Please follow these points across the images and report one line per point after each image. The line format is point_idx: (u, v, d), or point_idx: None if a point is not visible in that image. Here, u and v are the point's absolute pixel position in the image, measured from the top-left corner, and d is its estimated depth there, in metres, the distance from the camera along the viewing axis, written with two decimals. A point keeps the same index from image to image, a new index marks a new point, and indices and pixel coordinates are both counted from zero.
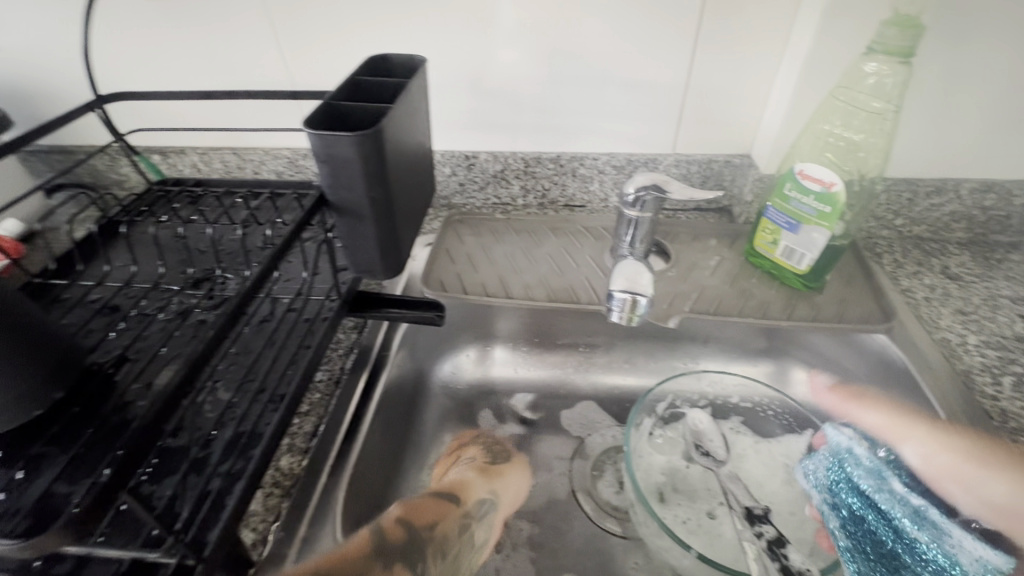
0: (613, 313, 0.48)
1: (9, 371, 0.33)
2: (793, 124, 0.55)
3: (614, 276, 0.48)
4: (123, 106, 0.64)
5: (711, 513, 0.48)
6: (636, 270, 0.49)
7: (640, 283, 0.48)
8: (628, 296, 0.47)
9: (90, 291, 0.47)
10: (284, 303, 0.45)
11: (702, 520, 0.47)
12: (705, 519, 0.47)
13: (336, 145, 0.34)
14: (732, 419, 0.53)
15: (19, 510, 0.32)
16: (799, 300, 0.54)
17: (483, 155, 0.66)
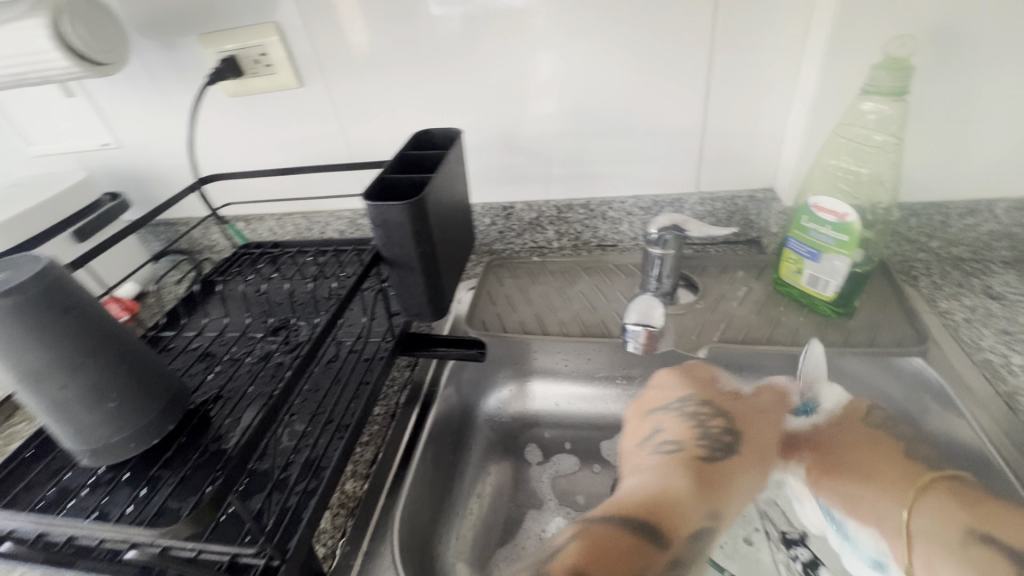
0: (628, 344, 0.51)
1: (137, 405, 0.42)
2: (809, 158, 0.58)
3: (627, 311, 0.51)
4: (216, 185, 0.77)
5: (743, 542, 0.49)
6: (650, 303, 0.52)
7: (653, 316, 0.51)
8: (642, 329, 0.51)
9: (192, 340, 0.56)
10: (348, 345, 0.52)
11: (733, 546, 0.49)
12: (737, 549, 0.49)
13: (388, 212, 0.41)
14: None
15: (142, 520, 0.39)
16: (829, 326, 0.55)
17: (518, 206, 0.73)
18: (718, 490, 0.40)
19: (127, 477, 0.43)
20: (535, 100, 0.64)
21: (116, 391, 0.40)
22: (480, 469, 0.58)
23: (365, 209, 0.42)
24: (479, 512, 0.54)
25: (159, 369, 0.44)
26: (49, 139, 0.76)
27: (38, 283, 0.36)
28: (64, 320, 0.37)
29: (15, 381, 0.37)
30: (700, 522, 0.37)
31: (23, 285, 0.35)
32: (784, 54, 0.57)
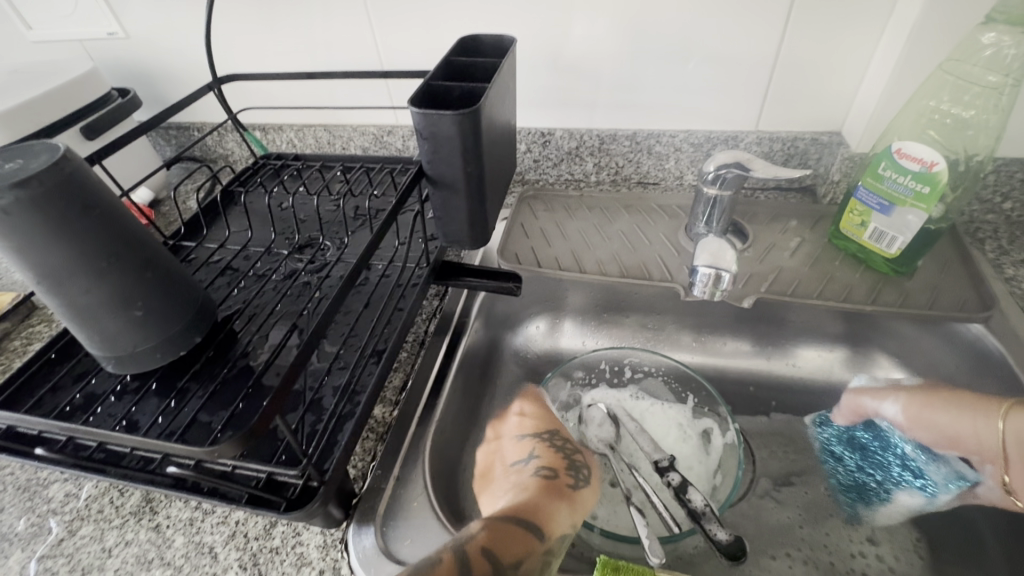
0: (695, 286, 0.49)
1: (163, 316, 0.40)
2: (897, 98, 0.53)
3: (697, 251, 0.49)
4: (232, 87, 0.71)
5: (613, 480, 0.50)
6: (720, 245, 0.49)
7: (724, 258, 0.48)
8: (712, 271, 0.48)
9: (214, 253, 0.54)
10: (379, 269, 0.49)
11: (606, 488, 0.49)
12: (608, 487, 0.49)
13: (439, 123, 0.36)
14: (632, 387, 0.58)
15: (174, 432, 0.39)
16: (886, 285, 0.52)
17: (558, 132, 0.67)
18: (572, 502, 0.41)
19: (155, 388, 0.42)
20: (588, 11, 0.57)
21: (143, 300, 0.38)
22: (503, 403, 0.57)
23: (411, 116, 0.37)
24: None
25: (185, 280, 0.42)
26: (50, 22, 0.70)
27: (52, 175, 0.32)
28: (85, 220, 0.34)
29: (35, 282, 0.34)
30: (564, 528, 0.38)
31: (38, 177, 0.31)
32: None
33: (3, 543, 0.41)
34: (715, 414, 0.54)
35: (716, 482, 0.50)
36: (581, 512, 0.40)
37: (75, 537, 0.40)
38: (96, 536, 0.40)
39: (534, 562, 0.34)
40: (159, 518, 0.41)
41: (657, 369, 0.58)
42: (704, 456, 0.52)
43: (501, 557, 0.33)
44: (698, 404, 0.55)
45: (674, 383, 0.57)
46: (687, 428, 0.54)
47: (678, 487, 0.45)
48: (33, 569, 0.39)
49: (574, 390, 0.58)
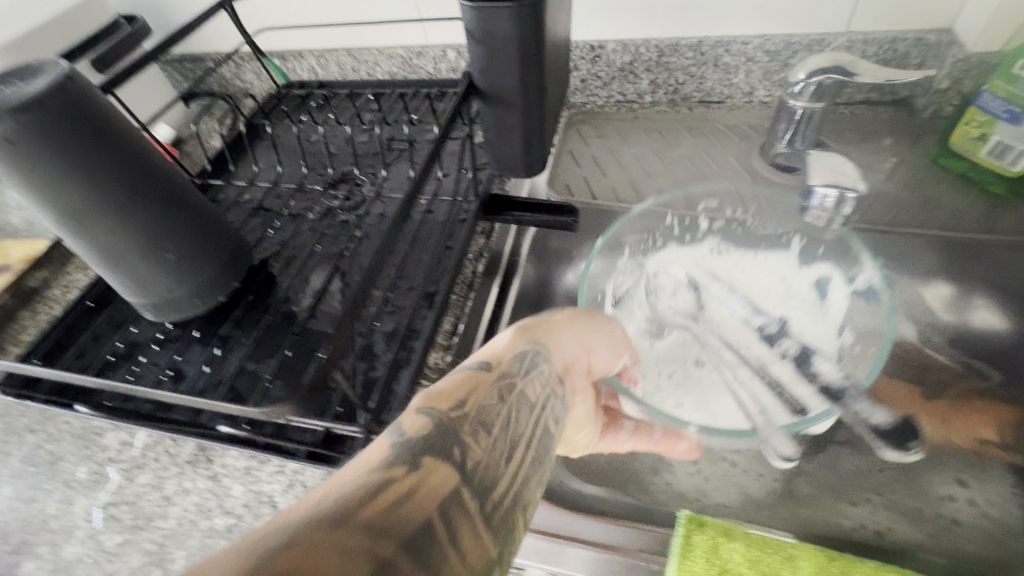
0: (810, 211, 0.45)
1: (196, 258, 0.36)
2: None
3: (811, 169, 0.44)
4: (245, 8, 0.64)
5: (698, 359, 0.43)
6: (836, 159, 0.44)
7: (845, 174, 0.43)
8: (832, 191, 0.43)
9: (244, 193, 0.50)
10: (422, 204, 0.45)
11: (690, 369, 0.42)
12: (691, 368, 0.42)
13: (495, 20, 0.30)
14: (712, 242, 0.48)
15: (221, 381, 0.37)
16: (1002, 209, 0.47)
17: (610, 45, 0.57)
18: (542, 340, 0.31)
19: (197, 335, 0.39)
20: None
21: (171, 242, 0.35)
22: None
23: (462, 16, 0.31)
24: None
25: (215, 220, 0.38)
26: None
27: (57, 99, 0.28)
28: (98, 152, 0.30)
29: (56, 224, 0.31)
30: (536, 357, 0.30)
31: (39, 101, 0.27)
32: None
33: (67, 490, 0.40)
34: (832, 256, 0.45)
35: (848, 340, 0.42)
36: (557, 334, 0.32)
37: (135, 486, 0.40)
38: (156, 483, 0.40)
39: (499, 387, 0.27)
40: (214, 466, 0.40)
41: (724, 245, 0.48)
42: (820, 314, 0.44)
43: (458, 400, 0.25)
44: (806, 247, 0.46)
45: (767, 228, 0.47)
46: (795, 280, 0.46)
47: (796, 356, 0.43)
48: (99, 516, 0.39)
49: (634, 257, 0.48)
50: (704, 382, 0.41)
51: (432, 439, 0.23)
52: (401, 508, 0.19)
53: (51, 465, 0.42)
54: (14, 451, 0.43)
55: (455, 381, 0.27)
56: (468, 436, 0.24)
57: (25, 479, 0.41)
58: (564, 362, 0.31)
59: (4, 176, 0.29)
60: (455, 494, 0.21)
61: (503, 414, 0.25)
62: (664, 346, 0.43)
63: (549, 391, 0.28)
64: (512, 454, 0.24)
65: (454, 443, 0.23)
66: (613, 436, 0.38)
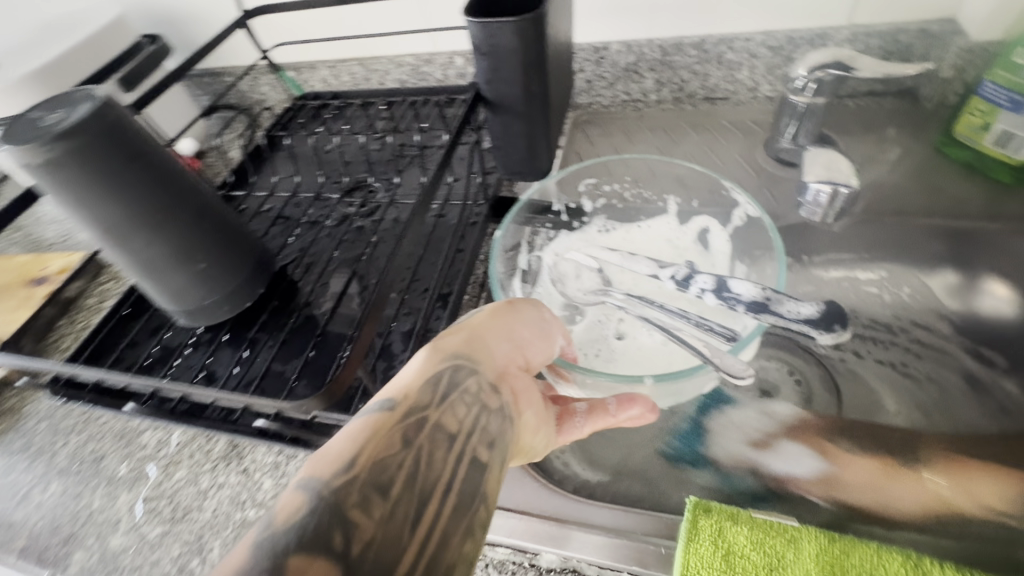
0: (807, 207, 0.46)
1: (223, 267, 0.39)
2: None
3: (807, 168, 0.45)
4: (261, 23, 0.66)
5: (619, 331, 0.39)
6: (831, 157, 0.45)
7: (840, 172, 0.44)
8: (826, 187, 0.44)
9: (265, 202, 0.52)
10: (435, 209, 0.47)
11: (613, 343, 0.39)
12: (614, 341, 0.39)
13: (499, 33, 0.32)
14: (597, 221, 0.47)
15: (251, 381, 0.39)
16: (1007, 198, 0.47)
17: (614, 46, 0.58)
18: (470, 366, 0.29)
19: (227, 339, 0.42)
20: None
21: (203, 253, 0.37)
22: None
23: (468, 30, 0.33)
24: None
25: (243, 231, 0.40)
26: None
27: (98, 122, 0.30)
28: (137, 170, 0.32)
29: (98, 237, 0.34)
30: (458, 377, 0.29)
31: (83, 125, 0.30)
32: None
33: (110, 485, 0.43)
34: (707, 209, 0.45)
35: (743, 275, 0.42)
36: (484, 344, 0.31)
37: (173, 480, 0.42)
38: (191, 478, 0.42)
39: (406, 429, 0.25)
40: (245, 462, 0.42)
41: (605, 224, 0.47)
42: (710, 261, 0.43)
43: (359, 457, 0.24)
44: (681, 208, 0.46)
45: (643, 194, 0.48)
46: (680, 240, 0.45)
47: (716, 290, 0.37)
48: (140, 510, 0.41)
49: (530, 253, 0.44)
50: (639, 345, 0.38)
51: (321, 517, 0.22)
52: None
53: (95, 462, 0.45)
54: (60, 451, 0.46)
55: (357, 432, 0.26)
56: (363, 504, 0.23)
57: (71, 476, 0.44)
58: (495, 371, 0.30)
59: (51, 195, 0.31)
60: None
61: (410, 464, 0.24)
62: (582, 330, 0.40)
63: (474, 413, 0.27)
64: (417, 513, 0.23)
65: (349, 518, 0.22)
66: (569, 427, 0.33)
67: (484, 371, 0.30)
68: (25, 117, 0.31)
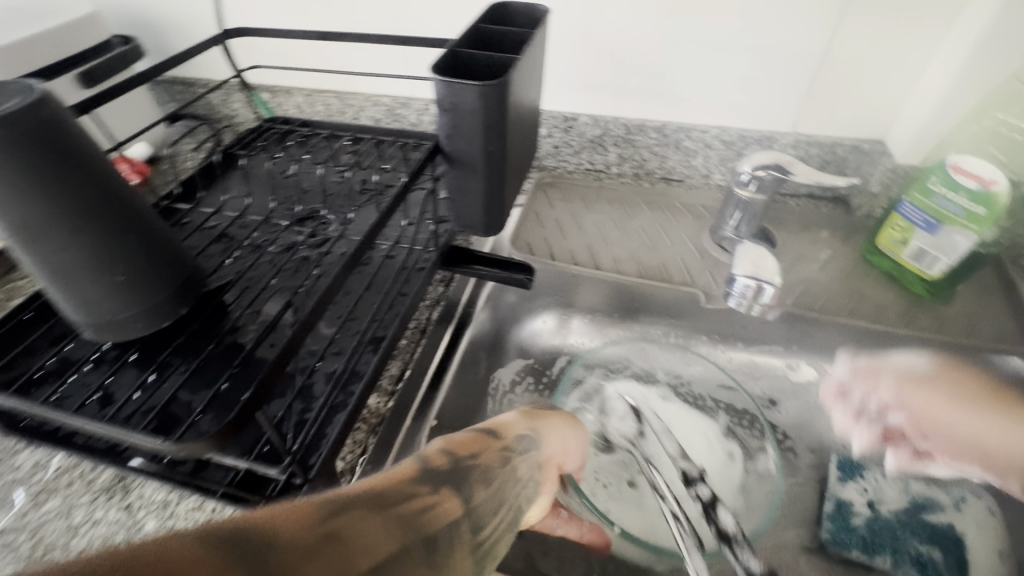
0: (731, 298, 0.46)
1: (143, 282, 0.36)
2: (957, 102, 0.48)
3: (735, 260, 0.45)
4: (242, 43, 0.66)
5: (634, 480, 0.48)
6: (760, 252, 0.45)
7: (765, 267, 0.44)
8: (752, 283, 0.44)
9: (210, 219, 0.50)
10: (383, 250, 0.46)
11: (625, 488, 0.48)
12: (626, 487, 0.47)
13: (461, 93, 0.33)
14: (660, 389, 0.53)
15: (151, 409, 0.36)
16: (921, 309, 0.51)
17: (582, 118, 0.61)
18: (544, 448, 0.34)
19: (134, 359, 0.39)
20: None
21: (125, 263, 0.35)
22: (502, 396, 0.53)
23: (433, 86, 0.34)
24: None
25: (174, 246, 0.38)
26: None
27: (25, 118, 0.29)
28: (61, 170, 0.30)
29: (4, 235, 0.31)
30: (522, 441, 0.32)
31: (9, 119, 0.28)
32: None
33: None
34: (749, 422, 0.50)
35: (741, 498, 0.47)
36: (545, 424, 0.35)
37: (40, 511, 0.38)
38: (63, 511, 0.38)
39: (497, 454, 0.30)
40: (130, 497, 0.38)
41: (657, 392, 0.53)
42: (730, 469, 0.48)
43: (454, 457, 0.28)
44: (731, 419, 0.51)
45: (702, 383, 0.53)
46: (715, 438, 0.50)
47: None
48: None
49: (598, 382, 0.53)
50: (642, 502, 0.47)
51: (437, 474, 0.26)
52: (377, 557, 0.20)
53: None
54: None
55: (463, 438, 0.30)
56: (467, 483, 0.27)
57: None
58: (551, 456, 0.34)
59: None
60: (459, 522, 0.24)
61: (496, 474, 0.28)
62: (607, 462, 0.49)
63: (535, 469, 0.32)
64: (497, 520, 0.26)
65: (463, 483, 0.26)
66: (552, 520, 0.41)
67: (552, 444, 0.35)
68: None
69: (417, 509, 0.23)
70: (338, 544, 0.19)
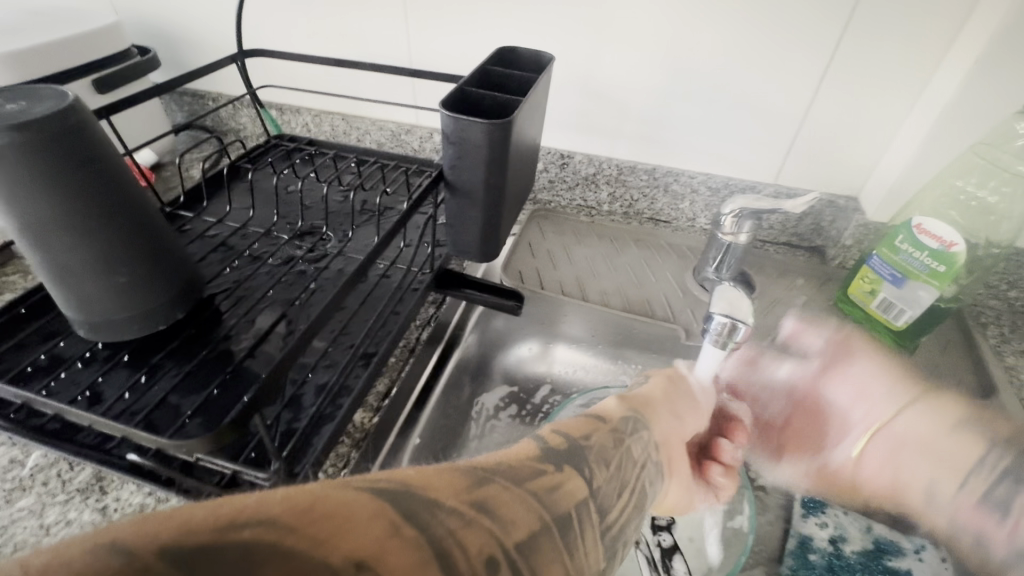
0: (707, 335, 0.45)
1: (146, 284, 0.37)
2: (932, 158, 0.50)
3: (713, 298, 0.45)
4: (257, 64, 0.69)
5: None
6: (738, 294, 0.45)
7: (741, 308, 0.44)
8: (728, 321, 0.44)
9: (212, 228, 0.52)
10: (380, 269, 0.48)
11: None
12: None
13: (467, 129, 0.36)
14: None
15: (140, 410, 0.36)
16: (888, 357, 0.54)
17: (577, 156, 0.64)
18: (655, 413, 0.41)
19: (126, 360, 0.39)
20: (612, 36, 0.55)
21: (129, 267, 0.36)
22: (485, 420, 0.54)
23: (441, 120, 0.37)
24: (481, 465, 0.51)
25: (178, 254, 0.40)
26: None
27: (55, 123, 0.30)
28: (80, 175, 0.32)
29: (19, 231, 0.32)
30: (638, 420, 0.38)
31: (40, 123, 0.30)
32: (931, 32, 0.47)
33: None
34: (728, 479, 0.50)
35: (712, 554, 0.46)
36: (655, 408, 0.41)
37: (13, 509, 0.37)
38: (37, 510, 0.37)
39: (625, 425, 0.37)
40: (106, 499, 0.38)
41: None
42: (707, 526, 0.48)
43: (565, 434, 0.33)
44: None
45: None
46: None
47: (669, 550, 0.46)
48: None
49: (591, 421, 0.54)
50: None
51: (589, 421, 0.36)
52: (520, 535, 0.24)
53: None
54: None
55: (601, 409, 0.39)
56: (588, 464, 0.31)
57: None
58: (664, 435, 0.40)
59: None
60: (585, 500, 0.29)
61: (626, 443, 0.35)
62: None
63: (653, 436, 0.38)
64: (620, 499, 0.31)
65: (583, 463, 0.31)
66: None
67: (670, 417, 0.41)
68: None
69: (550, 486, 0.28)
70: (490, 520, 0.24)
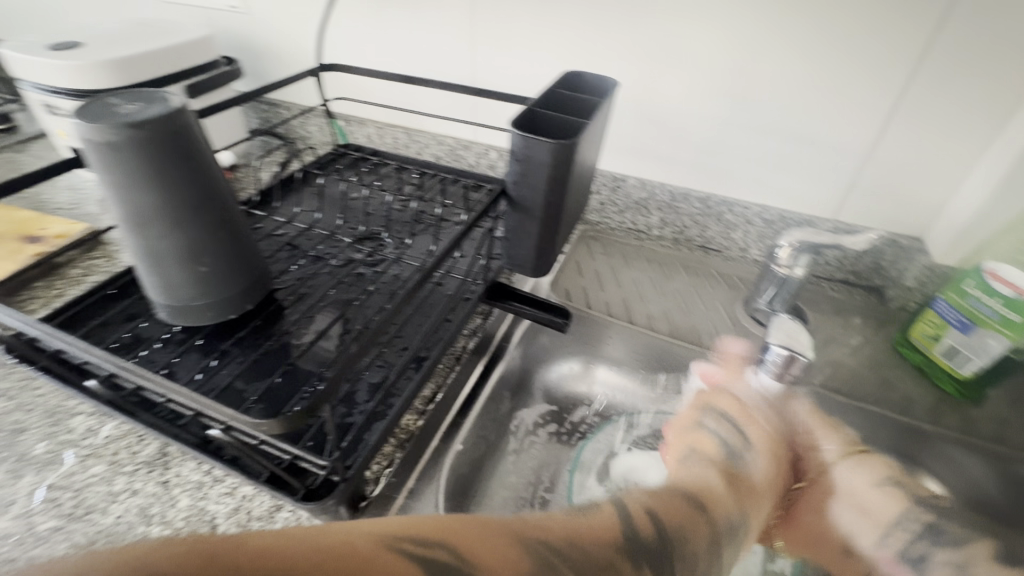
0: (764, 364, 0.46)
1: (223, 273, 0.40)
2: (1008, 202, 0.48)
3: (770, 329, 0.45)
4: (330, 78, 0.74)
5: None
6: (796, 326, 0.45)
7: (799, 341, 0.44)
8: (785, 352, 0.44)
9: (281, 228, 0.55)
10: (435, 278, 0.49)
11: None
12: None
13: (534, 147, 0.37)
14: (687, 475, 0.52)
15: (209, 391, 0.39)
16: (949, 407, 0.51)
17: (631, 181, 0.65)
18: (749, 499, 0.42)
19: (199, 344, 0.42)
20: (676, 65, 0.56)
21: (210, 257, 0.39)
22: (524, 435, 0.55)
23: (509, 138, 0.38)
24: (516, 478, 0.51)
25: (252, 248, 0.43)
26: None
27: (164, 122, 0.33)
28: (181, 172, 0.35)
29: (121, 217, 0.36)
30: (732, 517, 0.39)
31: (152, 122, 0.33)
32: (1014, 74, 0.45)
33: (17, 463, 0.41)
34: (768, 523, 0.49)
35: None
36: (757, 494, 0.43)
37: (86, 474, 0.40)
38: (106, 477, 0.40)
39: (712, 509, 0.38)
40: (168, 474, 0.40)
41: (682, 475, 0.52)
42: None
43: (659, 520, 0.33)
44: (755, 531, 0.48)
45: None
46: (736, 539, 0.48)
47: None
48: (40, 497, 0.39)
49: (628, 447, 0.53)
50: None
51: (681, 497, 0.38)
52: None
53: (13, 434, 0.43)
54: None
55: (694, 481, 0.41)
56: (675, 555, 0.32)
57: None
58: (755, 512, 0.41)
59: (97, 171, 0.34)
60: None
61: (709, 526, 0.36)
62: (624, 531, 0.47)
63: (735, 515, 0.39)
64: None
65: (664, 563, 0.30)
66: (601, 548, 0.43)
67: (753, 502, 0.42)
68: (104, 100, 0.34)
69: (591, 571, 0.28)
70: None
